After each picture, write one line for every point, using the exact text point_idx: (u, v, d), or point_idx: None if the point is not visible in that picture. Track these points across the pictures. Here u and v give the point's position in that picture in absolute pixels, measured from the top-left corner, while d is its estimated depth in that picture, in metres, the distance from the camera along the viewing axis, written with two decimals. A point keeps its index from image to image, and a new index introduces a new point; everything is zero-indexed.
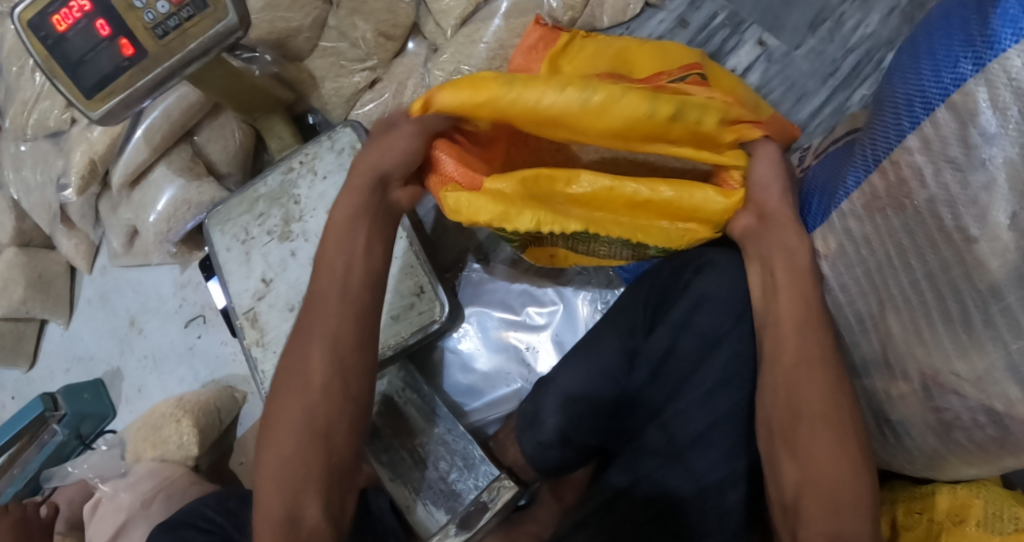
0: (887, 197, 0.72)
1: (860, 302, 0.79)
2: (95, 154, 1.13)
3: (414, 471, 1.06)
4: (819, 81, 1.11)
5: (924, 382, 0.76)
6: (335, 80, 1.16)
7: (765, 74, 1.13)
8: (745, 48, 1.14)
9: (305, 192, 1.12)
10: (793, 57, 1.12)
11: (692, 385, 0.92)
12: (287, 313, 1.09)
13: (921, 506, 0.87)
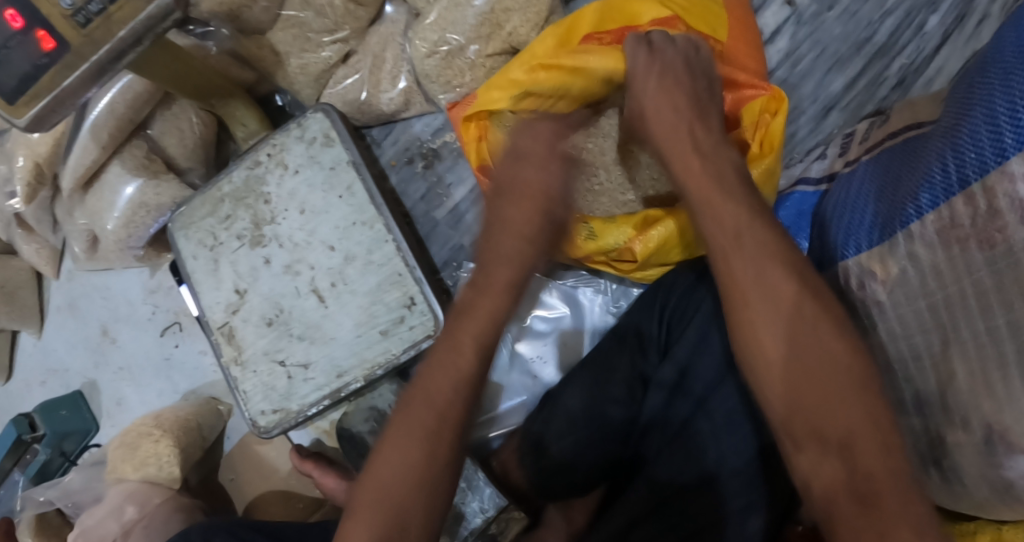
0: (971, 227, 0.61)
1: (918, 337, 0.68)
2: (38, 157, 1.01)
3: None
4: (853, 47, 0.91)
5: (987, 435, 0.62)
6: (301, 56, 1.01)
7: (794, 39, 0.93)
8: (772, 9, 0.94)
9: (274, 189, 0.98)
10: (825, 18, 0.92)
11: (708, 409, 0.77)
12: (264, 328, 0.98)
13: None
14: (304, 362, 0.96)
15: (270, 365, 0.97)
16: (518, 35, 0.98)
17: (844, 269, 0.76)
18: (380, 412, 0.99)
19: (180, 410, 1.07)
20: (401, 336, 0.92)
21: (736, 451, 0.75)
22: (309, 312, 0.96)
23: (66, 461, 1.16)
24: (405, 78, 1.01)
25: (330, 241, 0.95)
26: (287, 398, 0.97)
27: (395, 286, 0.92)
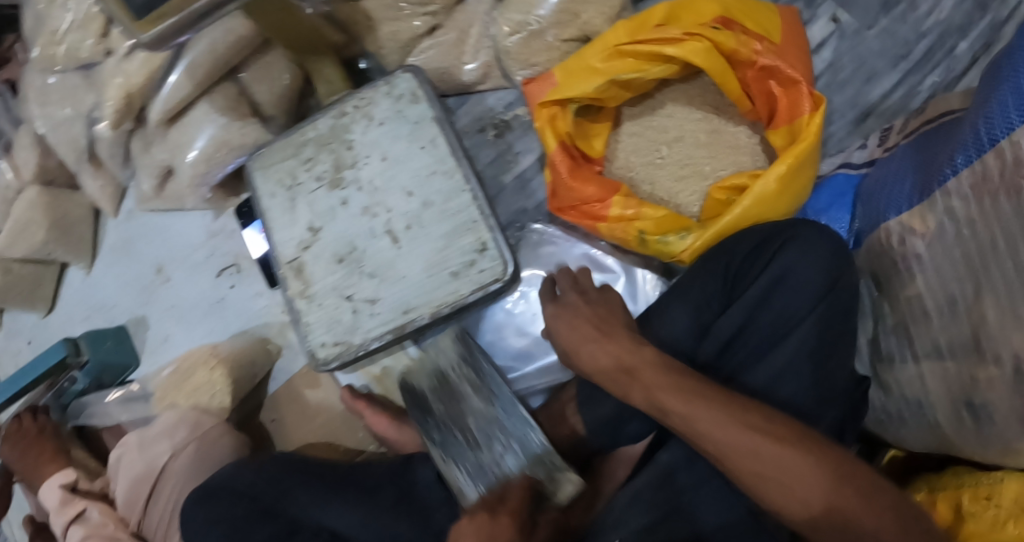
0: (1000, 179, 0.67)
1: (954, 284, 0.73)
2: (132, 87, 1.07)
3: (468, 453, 0.95)
4: (890, 62, 1.02)
5: (1017, 366, 0.68)
6: (393, 23, 1.08)
7: (836, 51, 1.03)
8: (818, 25, 1.03)
9: (359, 138, 1.05)
10: (865, 36, 1.02)
11: (769, 370, 0.82)
12: (335, 265, 1.03)
13: (988, 493, 0.79)
14: (372, 297, 1.01)
15: (337, 299, 1.02)
16: (592, 26, 1.04)
17: (885, 231, 0.83)
18: (439, 373, 0.98)
19: (229, 347, 1.10)
20: (471, 278, 0.98)
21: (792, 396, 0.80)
22: (382, 252, 1.01)
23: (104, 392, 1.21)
24: (485, 53, 1.08)
25: (409, 187, 1.02)
26: (350, 332, 1.01)
27: (469, 231, 0.99)
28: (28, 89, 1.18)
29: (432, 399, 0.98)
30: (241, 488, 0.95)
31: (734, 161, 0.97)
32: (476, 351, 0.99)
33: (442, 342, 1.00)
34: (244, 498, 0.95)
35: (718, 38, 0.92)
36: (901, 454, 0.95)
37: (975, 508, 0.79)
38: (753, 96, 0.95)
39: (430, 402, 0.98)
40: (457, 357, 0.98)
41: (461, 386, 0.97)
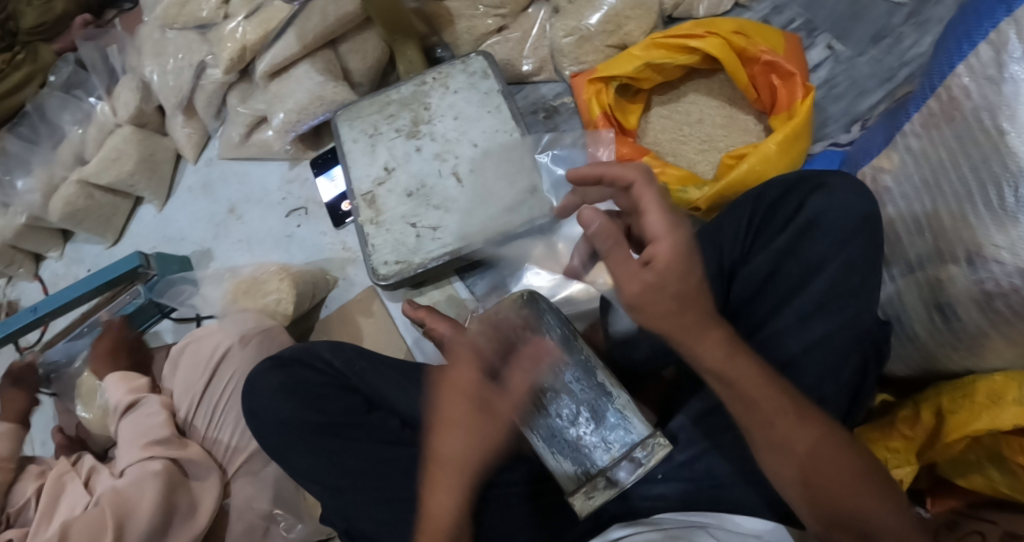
0: (941, 113, 0.91)
1: (916, 206, 0.96)
2: (248, 42, 1.29)
3: None
4: (877, 82, 1.29)
5: (969, 258, 0.90)
6: (470, 19, 1.30)
7: (831, 71, 1.32)
8: (816, 50, 1.33)
9: (436, 101, 1.24)
10: (856, 61, 1.31)
11: (802, 302, 0.93)
12: (405, 198, 1.17)
13: (963, 391, 0.97)
14: (435, 225, 1.15)
15: (404, 226, 1.15)
16: (631, 37, 1.27)
17: (861, 174, 1.05)
18: None
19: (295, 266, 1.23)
20: (523, 213, 1.13)
21: (823, 319, 0.92)
22: (448, 190, 1.16)
23: (162, 312, 1.33)
24: (543, 51, 1.31)
25: (476, 141, 1.19)
26: (412, 251, 1.14)
27: (524, 176, 1.15)
28: (144, 42, 1.36)
29: None
30: (318, 363, 1.03)
31: (744, 141, 1.18)
32: None
33: None
34: (321, 372, 1.03)
35: (734, 38, 1.15)
36: (889, 399, 1.10)
37: (954, 405, 0.97)
38: (759, 88, 1.17)
39: None
40: None
41: None
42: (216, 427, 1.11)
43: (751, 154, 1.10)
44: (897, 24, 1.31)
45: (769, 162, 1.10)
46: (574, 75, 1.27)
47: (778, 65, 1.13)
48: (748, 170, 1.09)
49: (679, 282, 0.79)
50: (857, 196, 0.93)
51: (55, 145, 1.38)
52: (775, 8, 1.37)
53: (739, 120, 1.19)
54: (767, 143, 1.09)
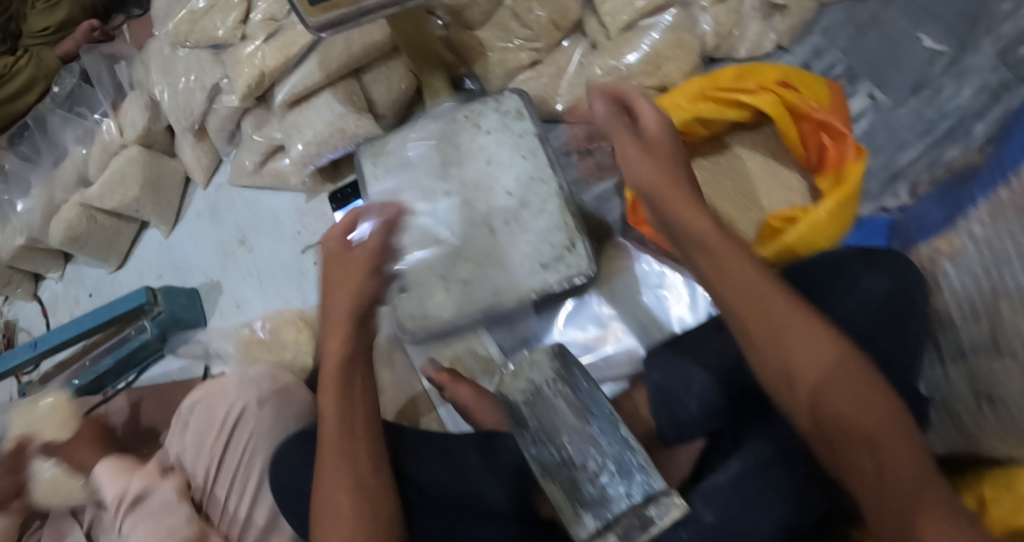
0: (1012, 204, 0.90)
1: (974, 295, 0.93)
2: (266, 68, 1.19)
3: (563, 470, 0.98)
4: (917, 134, 1.21)
5: None
6: (502, 53, 1.24)
7: (873, 121, 1.25)
8: (856, 98, 1.27)
9: (466, 142, 1.17)
10: (896, 112, 1.24)
11: None
12: (433, 248, 1.12)
13: (1007, 480, 0.92)
14: (465, 280, 1.10)
15: (432, 279, 1.11)
16: (671, 78, 1.23)
17: (916, 254, 1.02)
18: (535, 386, 1.05)
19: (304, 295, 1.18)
20: (559, 270, 1.08)
21: None
22: (480, 241, 1.11)
23: (166, 347, 1.26)
24: (579, 89, 1.23)
25: (509, 188, 1.13)
26: (442, 308, 1.10)
27: (562, 231, 1.09)
28: (152, 58, 1.28)
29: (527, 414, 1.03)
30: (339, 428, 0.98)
31: (787, 200, 1.14)
32: (573, 372, 1.06)
33: (540, 360, 1.08)
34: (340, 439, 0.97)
35: (787, 95, 1.11)
36: None
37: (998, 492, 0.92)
38: (807, 145, 1.12)
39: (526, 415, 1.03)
40: (552, 374, 1.06)
41: (557, 401, 1.03)
42: (235, 498, 1.03)
43: (800, 220, 1.06)
44: (938, 74, 1.23)
45: (818, 229, 1.05)
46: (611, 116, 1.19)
47: (830, 124, 1.08)
48: (797, 237, 1.05)
49: (736, 266, 0.81)
50: (903, 281, 0.91)
51: (57, 163, 1.30)
52: (816, 51, 1.30)
53: (784, 177, 1.15)
54: (817, 208, 1.05)
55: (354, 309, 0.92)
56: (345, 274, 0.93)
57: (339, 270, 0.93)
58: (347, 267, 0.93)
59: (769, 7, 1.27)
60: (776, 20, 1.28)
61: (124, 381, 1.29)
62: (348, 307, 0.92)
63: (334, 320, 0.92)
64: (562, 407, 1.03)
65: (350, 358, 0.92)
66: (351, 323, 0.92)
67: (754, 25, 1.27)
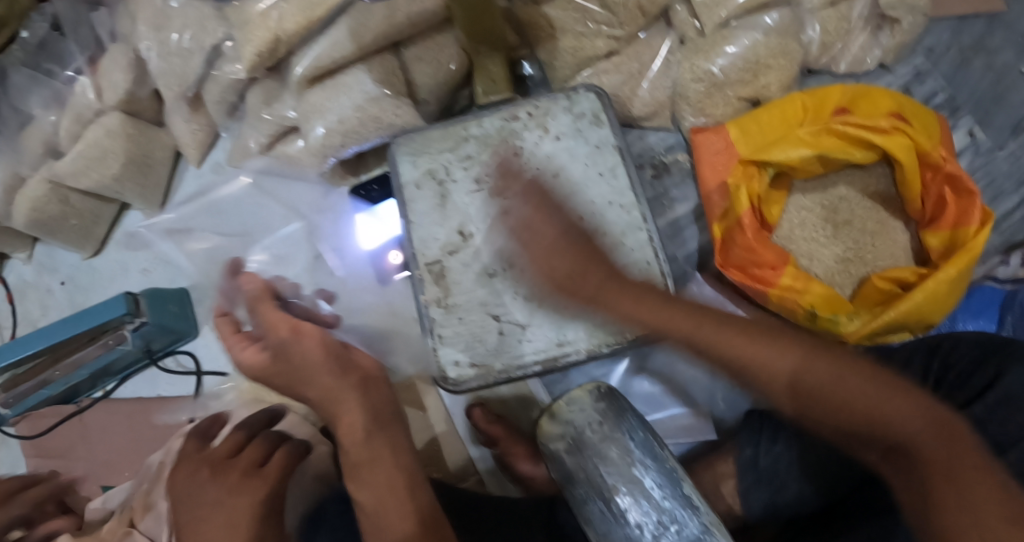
0: None
1: None
2: (283, 33, 0.97)
3: (617, 528, 0.86)
4: (1014, 184, 1.09)
5: None
6: (578, 38, 1.03)
7: (970, 164, 1.10)
8: (957, 134, 1.11)
9: (530, 148, 0.99)
10: (996, 155, 1.10)
11: None
12: (485, 278, 0.95)
13: None
14: (523, 322, 0.93)
15: (483, 316, 0.94)
16: (769, 90, 1.03)
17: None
18: (577, 432, 0.91)
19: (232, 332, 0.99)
20: None
21: None
22: None
23: (149, 358, 1.07)
24: (663, 92, 1.05)
25: (581, 213, 0.96)
26: (493, 355, 0.93)
27: (643, 272, 0.93)
28: (141, 7, 1.04)
29: (570, 464, 0.91)
30: None
31: (891, 253, 0.99)
32: (622, 410, 0.92)
33: (586, 398, 0.94)
34: None
35: (916, 135, 0.94)
36: None
37: None
38: (925, 198, 0.96)
39: (570, 467, 0.90)
40: (598, 416, 0.92)
41: (605, 449, 0.89)
42: None
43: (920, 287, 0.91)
44: None
45: (937, 301, 0.91)
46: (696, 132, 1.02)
47: (962, 177, 0.93)
48: (914, 309, 0.91)
49: None
50: None
51: (22, 128, 1.07)
52: (917, 73, 1.13)
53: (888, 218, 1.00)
54: (939, 272, 0.90)
55: (337, 375, 0.79)
56: (304, 350, 0.80)
57: (285, 367, 0.80)
58: (292, 355, 0.79)
59: (878, 18, 1.08)
60: (883, 35, 1.08)
61: (101, 389, 1.11)
62: (328, 379, 0.79)
63: (332, 393, 0.79)
64: (612, 457, 0.89)
65: (371, 430, 0.78)
66: (345, 385, 0.79)
67: (861, 37, 1.08)
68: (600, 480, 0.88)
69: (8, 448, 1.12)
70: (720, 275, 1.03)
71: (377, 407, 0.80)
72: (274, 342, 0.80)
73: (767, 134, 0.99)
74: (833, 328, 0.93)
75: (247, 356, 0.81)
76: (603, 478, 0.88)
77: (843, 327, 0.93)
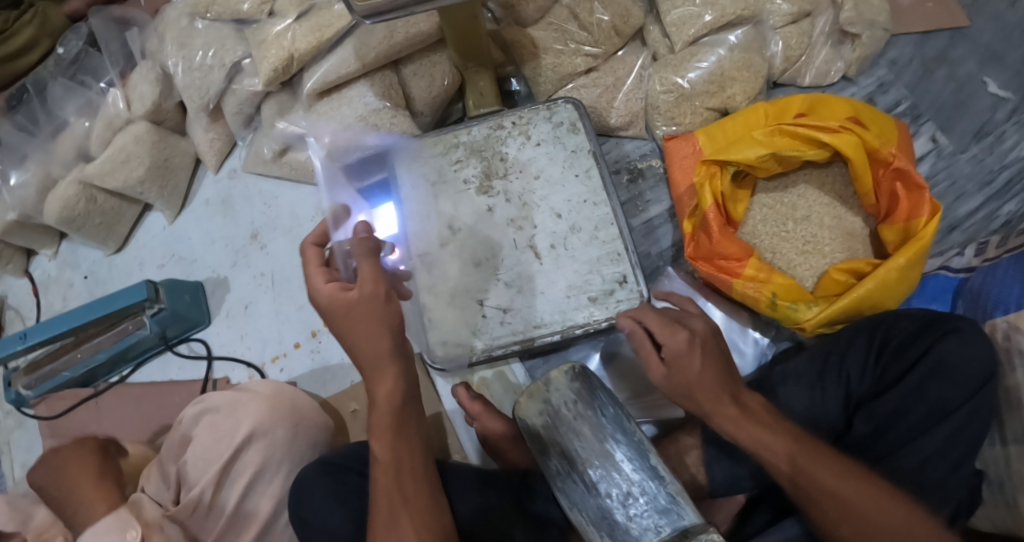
0: None
1: None
2: (295, 51, 1.07)
3: (588, 498, 0.91)
4: (977, 185, 1.17)
5: None
6: (557, 56, 1.13)
7: (933, 167, 1.19)
8: (920, 139, 1.20)
9: (513, 153, 1.09)
10: (958, 158, 1.18)
11: (909, 448, 0.87)
12: (471, 268, 1.04)
13: None
14: (504, 306, 1.03)
15: (468, 302, 1.03)
16: (734, 101, 1.12)
17: (991, 326, 0.98)
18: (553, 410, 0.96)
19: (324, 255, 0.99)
20: (608, 306, 1.01)
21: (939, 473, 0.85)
22: (523, 264, 1.04)
23: (163, 344, 1.17)
24: (636, 103, 1.16)
25: (559, 210, 1.05)
26: (477, 336, 1.02)
27: (614, 262, 1.02)
28: (168, 27, 1.15)
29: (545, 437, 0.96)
30: (366, 469, 0.94)
31: (850, 247, 1.07)
32: (595, 387, 0.97)
33: (560, 380, 0.98)
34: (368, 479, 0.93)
35: (866, 136, 1.03)
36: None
37: None
38: (879, 193, 1.05)
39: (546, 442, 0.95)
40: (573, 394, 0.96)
41: (579, 425, 0.94)
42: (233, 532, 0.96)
43: (873, 274, 0.98)
44: (1001, 121, 1.19)
45: (890, 286, 0.98)
46: (668, 138, 1.11)
47: (914, 173, 1.00)
48: (867, 295, 0.98)
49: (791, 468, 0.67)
50: (993, 355, 0.88)
51: (56, 134, 1.18)
52: (880, 85, 1.23)
53: (845, 215, 1.09)
54: (892, 260, 0.98)
55: (393, 344, 0.85)
56: (379, 310, 0.84)
57: (353, 318, 0.84)
58: (365, 312, 0.84)
59: (840, 34, 1.18)
60: (845, 49, 1.18)
61: (117, 374, 1.19)
62: (383, 346, 0.84)
63: (380, 360, 0.84)
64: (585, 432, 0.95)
65: (403, 399, 0.85)
66: (392, 360, 0.84)
67: (823, 51, 1.18)
68: (576, 456, 0.93)
69: (26, 429, 1.20)
70: (691, 269, 1.12)
71: (411, 383, 0.87)
72: (364, 291, 0.84)
73: (730, 138, 1.08)
74: (794, 314, 1.01)
75: (330, 288, 0.85)
76: (577, 450, 0.93)
77: (804, 314, 1.00)
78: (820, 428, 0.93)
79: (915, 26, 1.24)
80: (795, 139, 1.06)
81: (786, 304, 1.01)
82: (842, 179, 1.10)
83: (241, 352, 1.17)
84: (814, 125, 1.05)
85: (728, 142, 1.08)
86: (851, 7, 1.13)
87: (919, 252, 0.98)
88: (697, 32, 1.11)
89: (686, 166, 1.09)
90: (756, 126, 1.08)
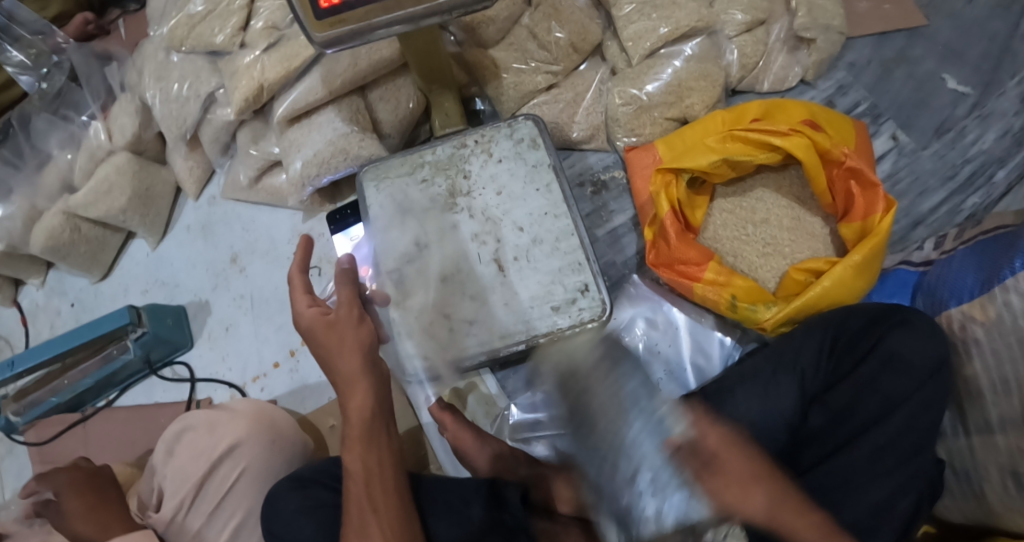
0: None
1: (1008, 366, 0.90)
2: (266, 80, 1.11)
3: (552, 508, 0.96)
4: (939, 181, 1.19)
5: None
6: (519, 75, 1.16)
7: (894, 165, 1.21)
8: (880, 138, 1.22)
9: (476, 170, 1.12)
10: (919, 155, 1.20)
11: (868, 438, 0.88)
12: (438, 283, 1.07)
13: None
14: (471, 318, 1.05)
15: (435, 316, 1.06)
16: (693, 110, 1.15)
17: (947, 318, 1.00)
18: None
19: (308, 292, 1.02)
20: (570, 314, 1.04)
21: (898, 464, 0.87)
22: (488, 277, 1.07)
23: (148, 367, 1.21)
24: (596, 117, 1.19)
25: (521, 223, 1.08)
26: (445, 349, 1.05)
27: (576, 271, 1.05)
28: (146, 61, 1.20)
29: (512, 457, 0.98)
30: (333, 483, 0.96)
31: (810, 246, 1.09)
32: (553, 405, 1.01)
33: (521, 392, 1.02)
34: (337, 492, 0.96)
35: (818, 138, 1.06)
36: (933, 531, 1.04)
37: None
38: (835, 192, 1.07)
39: None
40: None
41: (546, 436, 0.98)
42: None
43: (829, 271, 1.01)
44: (961, 116, 1.21)
45: (846, 283, 1.00)
46: (629, 148, 1.14)
47: (866, 171, 1.03)
48: (824, 293, 1.01)
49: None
50: (938, 343, 0.90)
51: (41, 167, 1.23)
52: (839, 87, 1.25)
53: (803, 216, 1.11)
54: (847, 257, 1.00)
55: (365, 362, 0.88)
56: (352, 332, 0.89)
57: (333, 334, 0.89)
58: (344, 329, 0.89)
59: (795, 40, 1.21)
60: (801, 54, 1.21)
61: (104, 398, 1.22)
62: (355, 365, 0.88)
63: (352, 375, 0.88)
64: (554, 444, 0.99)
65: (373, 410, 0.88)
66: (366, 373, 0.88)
67: (780, 57, 1.21)
68: None
69: (16, 456, 1.24)
70: (656, 275, 1.14)
71: (384, 397, 0.90)
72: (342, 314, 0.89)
73: (688, 146, 1.11)
74: (753, 315, 1.03)
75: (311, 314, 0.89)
76: None
77: (763, 314, 1.02)
78: (778, 426, 0.93)
79: (872, 29, 1.27)
80: (751, 144, 1.09)
81: (745, 306, 1.03)
82: (797, 181, 1.13)
83: (223, 372, 1.20)
84: (768, 130, 1.08)
85: (686, 148, 1.10)
86: (804, 14, 1.16)
87: (875, 248, 1.00)
88: (653, 44, 1.14)
89: (646, 173, 1.11)
90: (712, 132, 1.11)
